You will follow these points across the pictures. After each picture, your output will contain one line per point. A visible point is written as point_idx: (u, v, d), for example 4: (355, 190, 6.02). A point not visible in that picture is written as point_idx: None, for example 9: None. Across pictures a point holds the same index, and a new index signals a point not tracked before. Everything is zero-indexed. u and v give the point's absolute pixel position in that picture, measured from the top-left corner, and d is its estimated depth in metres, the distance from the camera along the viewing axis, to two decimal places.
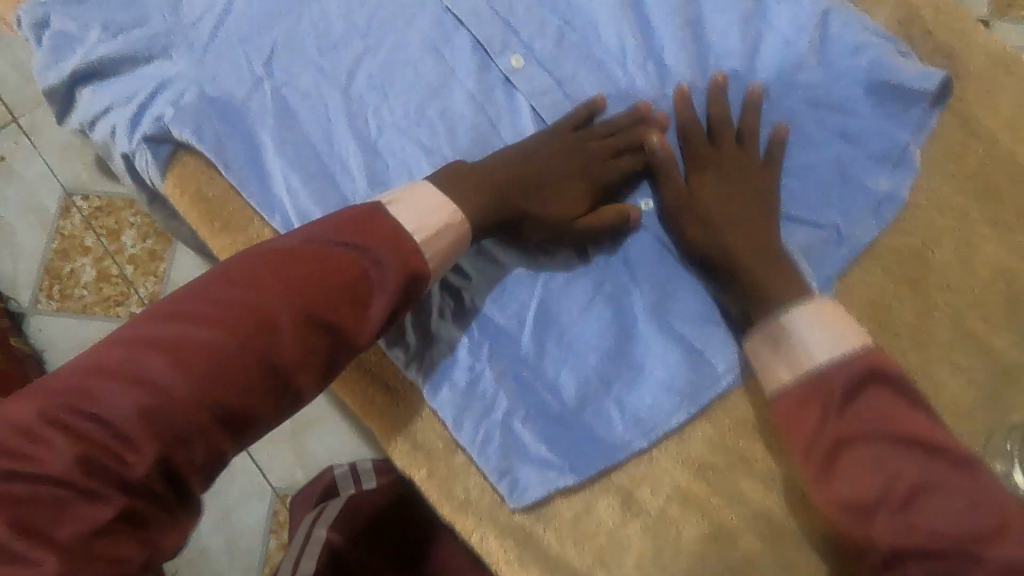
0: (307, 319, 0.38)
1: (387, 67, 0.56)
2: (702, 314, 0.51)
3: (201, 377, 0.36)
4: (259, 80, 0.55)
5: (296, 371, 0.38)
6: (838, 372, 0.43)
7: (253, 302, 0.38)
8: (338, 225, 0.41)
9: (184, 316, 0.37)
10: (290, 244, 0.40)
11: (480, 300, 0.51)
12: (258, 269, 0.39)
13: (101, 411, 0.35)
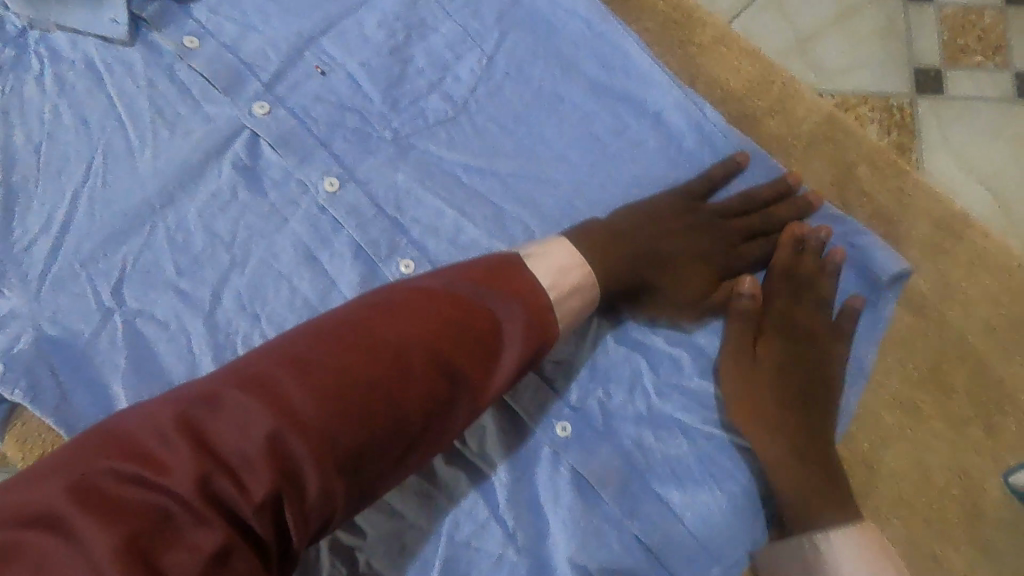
0: (443, 364, 0.34)
1: (260, 284, 0.49)
2: (631, 561, 0.45)
3: (286, 429, 0.30)
4: (110, 313, 0.48)
5: (383, 446, 0.32)
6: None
7: (405, 355, 0.33)
8: (451, 301, 0.35)
9: (278, 383, 0.31)
10: (518, 271, 0.37)
11: (379, 565, 0.45)
12: (429, 311, 0.34)
13: (165, 460, 0.29)
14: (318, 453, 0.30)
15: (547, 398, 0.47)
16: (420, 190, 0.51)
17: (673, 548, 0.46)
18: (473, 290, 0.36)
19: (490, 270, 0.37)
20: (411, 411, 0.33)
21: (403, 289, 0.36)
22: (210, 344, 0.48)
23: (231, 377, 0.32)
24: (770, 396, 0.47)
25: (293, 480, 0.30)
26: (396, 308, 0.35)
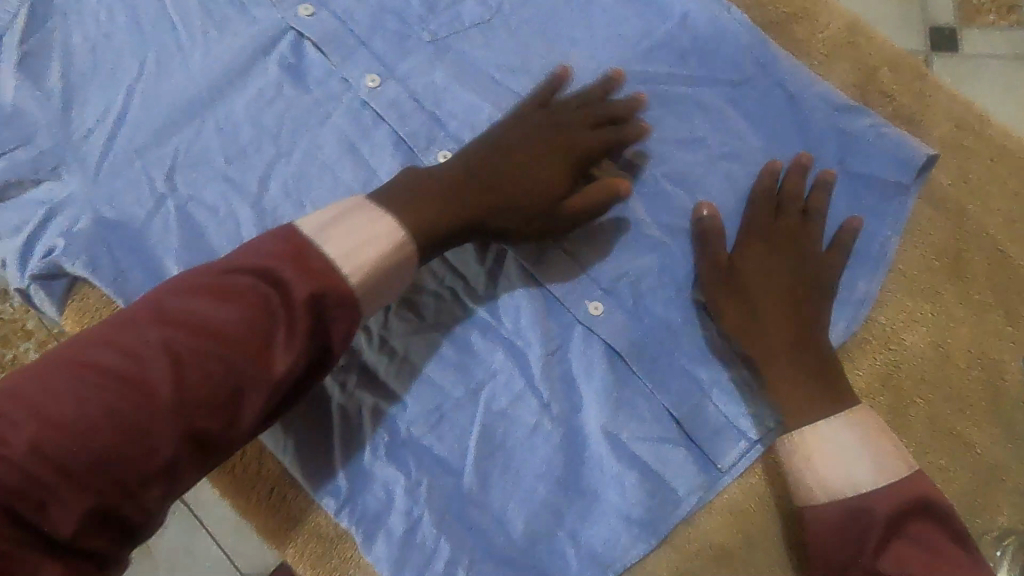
0: (207, 358, 0.35)
1: (304, 176, 0.52)
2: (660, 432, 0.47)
3: (129, 406, 0.33)
4: (164, 199, 0.50)
5: (167, 427, 0.34)
6: (881, 503, 0.41)
7: (155, 351, 0.34)
8: (224, 301, 0.36)
9: (71, 372, 0.34)
10: (294, 246, 0.38)
11: (418, 432, 0.47)
12: (178, 308, 0.36)
13: (25, 437, 0.32)
14: (172, 418, 0.34)
15: (579, 281, 0.49)
16: (457, 89, 0.53)
17: (701, 421, 0.47)
18: (234, 279, 0.37)
19: (258, 252, 0.37)
20: (212, 394, 0.35)
21: (178, 279, 0.38)
22: (259, 229, 0.50)
23: (106, 353, 0.34)
24: (771, 298, 0.47)
25: (129, 453, 0.33)
26: (198, 295, 0.36)
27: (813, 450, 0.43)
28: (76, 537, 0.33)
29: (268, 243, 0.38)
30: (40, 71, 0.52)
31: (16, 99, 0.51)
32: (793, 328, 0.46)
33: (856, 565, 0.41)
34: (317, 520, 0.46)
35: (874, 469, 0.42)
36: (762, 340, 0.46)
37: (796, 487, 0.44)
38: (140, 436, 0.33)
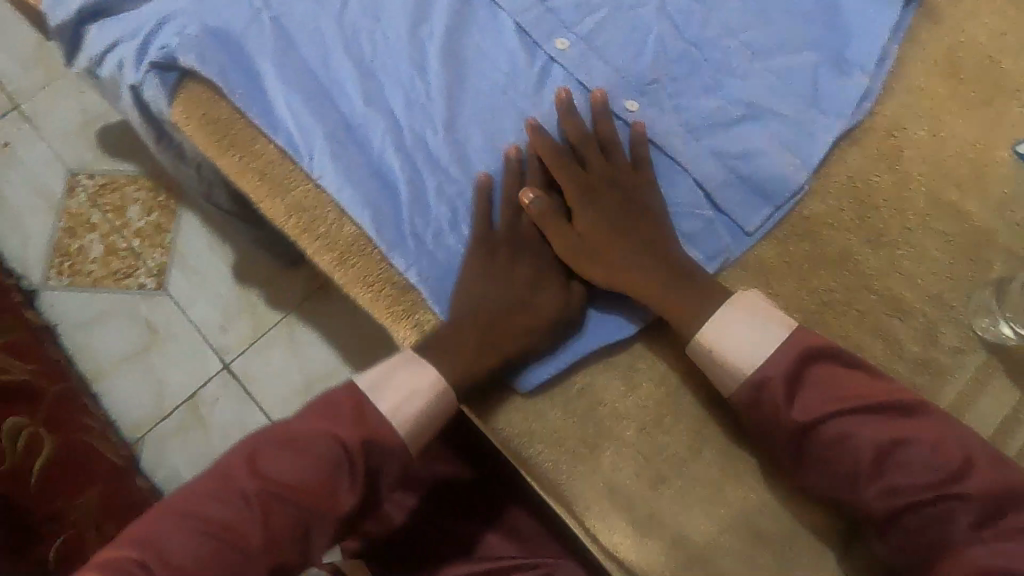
0: (328, 475, 0.44)
1: None
2: (690, 203, 0.54)
3: (260, 539, 0.43)
4: (257, 12, 0.57)
5: (303, 563, 0.45)
6: (776, 368, 0.46)
7: (293, 463, 0.45)
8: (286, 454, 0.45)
9: (230, 481, 0.44)
10: (411, 381, 0.48)
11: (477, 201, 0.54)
12: (304, 426, 0.46)
13: (206, 542, 0.42)
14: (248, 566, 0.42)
15: (617, 81, 0.57)
16: None
17: (728, 193, 0.54)
18: (334, 396, 0.48)
19: (354, 386, 0.48)
20: (322, 446, 0.45)
21: (300, 405, 0.48)
22: (340, 36, 0.57)
23: (251, 459, 0.45)
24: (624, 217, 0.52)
25: (286, 545, 0.43)
26: (305, 413, 0.47)
27: (705, 339, 0.48)
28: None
29: (376, 371, 0.48)
30: None
31: None
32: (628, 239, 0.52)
33: (783, 417, 0.45)
34: (387, 272, 0.53)
35: (766, 340, 0.46)
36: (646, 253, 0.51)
37: (714, 369, 0.48)
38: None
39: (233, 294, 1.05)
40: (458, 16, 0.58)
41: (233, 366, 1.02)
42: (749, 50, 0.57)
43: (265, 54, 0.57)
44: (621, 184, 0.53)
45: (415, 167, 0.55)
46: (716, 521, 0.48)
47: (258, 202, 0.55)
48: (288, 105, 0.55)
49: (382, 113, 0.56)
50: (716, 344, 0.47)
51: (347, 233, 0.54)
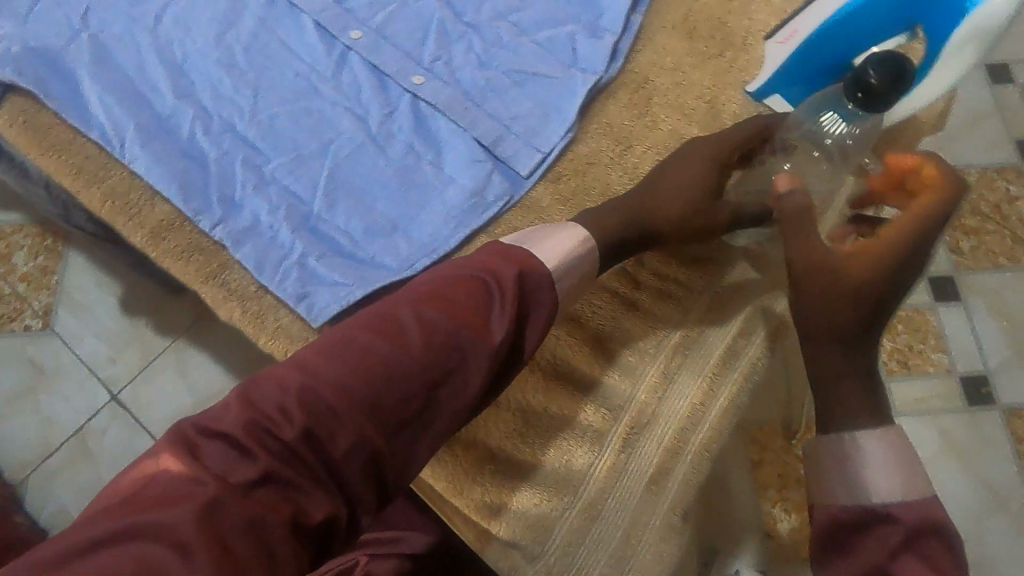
0: (440, 330, 0.40)
1: (188, 8, 0.66)
2: (472, 157, 0.61)
3: (371, 398, 0.37)
4: (78, 31, 0.64)
5: (402, 437, 0.38)
6: (907, 516, 0.39)
7: (412, 326, 0.40)
8: (376, 332, 0.39)
9: (349, 340, 0.39)
10: (523, 261, 0.44)
11: (281, 173, 0.60)
12: (441, 288, 0.42)
13: (287, 387, 0.36)
14: (364, 429, 0.36)
15: (403, 61, 0.64)
16: None
17: (503, 146, 0.61)
18: (459, 275, 0.43)
19: (499, 253, 0.45)
20: (461, 292, 0.41)
21: (427, 271, 0.44)
22: (153, 46, 0.64)
23: (361, 324, 0.40)
24: (840, 300, 0.43)
25: (380, 398, 0.37)
26: (431, 278, 0.43)
27: (854, 448, 0.41)
28: (342, 462, 0.35)
29: (494, 251, 0.45)
30: None
31: None
32: (832, 273, 0.43)
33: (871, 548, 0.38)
34: (195, 239, 0.58)
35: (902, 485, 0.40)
36: (811, 287, 0.44)
37: (839, 473, 0.41)
38: (377, 432, 0.37)
39: (121, 326, 1.07)
40: (262, 20, 0.66)
41: (121, 396, 1.03)
42: (518, 28, 0.66)
43: (81, 65, 0.63)
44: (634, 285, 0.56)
45: (224, 146, 0.60)
46: (502, 427, 0.52)
47: (77, 193, 0.60)
48: (103, 103, 0.61)
49: (192, 103, 0.62)
50: (851, 461, 0.41)
51: (159, 209, 0.59)
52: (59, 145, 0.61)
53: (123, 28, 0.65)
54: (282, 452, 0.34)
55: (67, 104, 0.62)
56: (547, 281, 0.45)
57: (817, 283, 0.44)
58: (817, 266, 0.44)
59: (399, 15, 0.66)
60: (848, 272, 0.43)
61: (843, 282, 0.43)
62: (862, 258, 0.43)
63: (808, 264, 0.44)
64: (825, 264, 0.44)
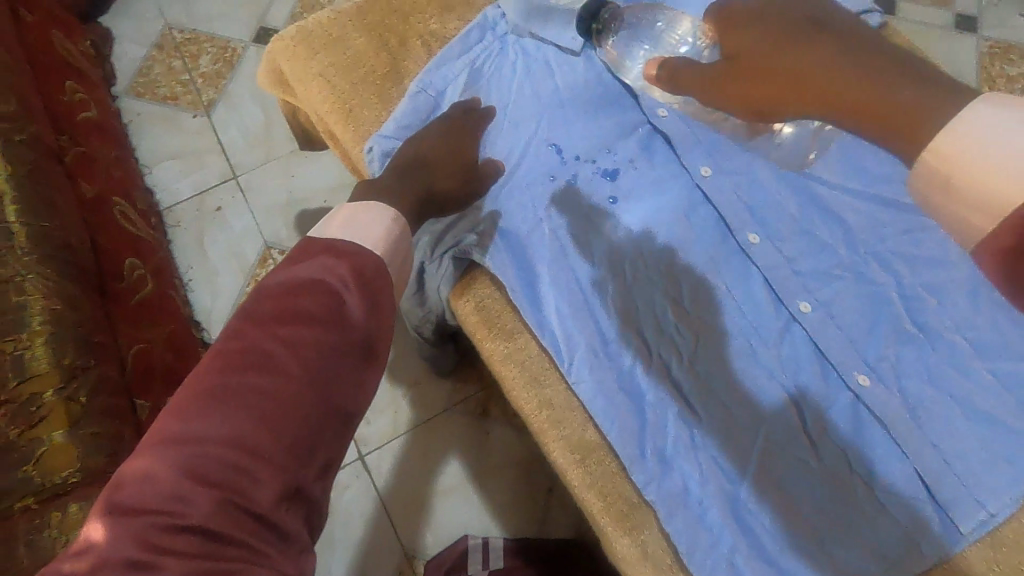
0: (308, 348, 0.47)
1: (642, 228, 0.68)
2: (909, 493, 0.58)
3: (271, 437, 0.44)
4: (542, 221, 0.68)
5: (320, 453, 0.47)
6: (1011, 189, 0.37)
7: (278, 355, 0.46)
8: (268, 364, 0.46)
9: (223, 385, 0.45)
10: (350, 264, 0.53)
11: (711, 439, 0.60)
12: (270, 317, 0.48)
13: (175, 469, 0.42)
14: (290, 449, 0.45)
15: (850, 354, 0.62)
16: (769, 185, 0.69)
17: (947, 491, 0.58)
18: (300, 281, 0.50)
19: (309, 257, 0.53)
20: (305, 302, 0.49)
21: (253, 297, 0.50)
22: (607, 257, 0.67)
23: (226, 357, 0.46)
24: (770, 21, 0.48)
25: (276, 430, 0.44)
26: (267, 302, 0.49)
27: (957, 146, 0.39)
28: (270, 502, 0.43)
29: (321, 257, 0.53)
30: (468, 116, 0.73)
31: None
32: (825, 62, 0.45)
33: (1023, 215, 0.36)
34: (621, 486, 0.59)
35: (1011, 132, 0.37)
36: (770, 97, 0.48)
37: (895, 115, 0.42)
38: (291, 466, 0.45)
39: (381, 388, 1.13)
40: (712, 262, 0.67)
41: (367, 458, 1.09)
42: (975, 349, 0.62)
43: (543, 262, 0.67)
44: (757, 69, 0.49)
45: (662, 394, 0.61)
46: None
47: (513, 390, 0.63)
48: (557, 310, 0.64)
49: (635, 333, 0.64)
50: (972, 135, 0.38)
51: (591, 439, 0.60)
52: (505, 336, 0.65)
53: (582, 230, 0.68)
54: (217, 504, 0.41)
55: (522, 300, 0.65)
56: (372, 261, 0.55)
57: (803, 75, 0.46)
58: (824, 58, 0.45)
59: (847, 295, 0.65)
60: (744, 69, 0.49)
61: (756, 20, 0.49)
62: (773, 8, 0.49)
63: (748, 57, 0.49)
64: (754, 20, 0.49)
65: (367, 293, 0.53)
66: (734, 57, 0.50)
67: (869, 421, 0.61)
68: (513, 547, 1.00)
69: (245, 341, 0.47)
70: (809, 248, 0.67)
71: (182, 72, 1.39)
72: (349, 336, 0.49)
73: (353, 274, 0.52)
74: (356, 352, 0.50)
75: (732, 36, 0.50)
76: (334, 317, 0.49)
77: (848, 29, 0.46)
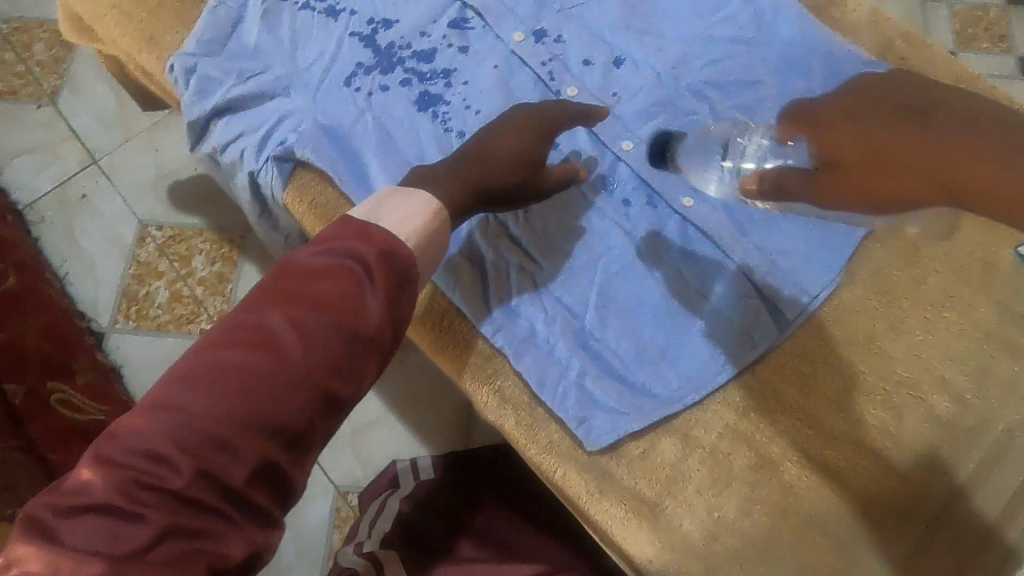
0: (314, 332, 0.41)
1: (468, 99, 0.69)
2: (743, 293, 0.61)
3: (265, 420, 0.39)
4: (362, 111, 0.68)
5: (310, 446, 0.42)
6: None
7: (283, 332, 0.41)
8: (273, 346, 0.40)
9: (225, 353, 0.40)
10: (380, 248, 0.45)
11: (553, 285, 0.62)
12: (286, 293, 0.42)
13: (168, 433, 0.38)
14: (281, 436, 0.40)
15: (673, 180, 0.65)
16: (579, 40, 0.71)
17: (772, 284, 0.61)
18: (324, 260, 0.44)
19: (339, 233, 0.46)
20: (329, 287, 0.42)
21: (278, 267, 0.44)
22: (434, 137, 0.67)
23: (238, 328, 0.41)
24: (873, 123, 0.49)
25: (266, 411, 0.39)
26: (288, 276, 0.43)
27: None
28: (245, 483, 0.38)
29: (352, 235, 0.46)
30: (274, 20, 0.71)
31: (257, 38, 0.70)
32: (947, 147, 0.42)
33: None
34: (473, 342, 0.61)
35: None
36: (897, 187, 0.45)
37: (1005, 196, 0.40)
38: (278, 446, 0.40)
39: None
40: None
41: None
42: None
43: (368, 149, 0.66)
44: (834, 171, 0.50)
45: (501, 249, 0.63)
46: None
47: None
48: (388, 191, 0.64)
49: None
50: None
51: (439, 306, 0.62)
52: None
53: (405, 115, 0.68)
54: (198, 476, 0.37)
55: (353, 189, 0.65)
56: (408, 256, 0.47)
57: (895, 162, 0.45)
58: (931, 152, 0.42)
59: (665, 129, 0.67)
60: (846, 163, 0.49)
61: (858, 122, 0.50)
62: (846, 113, 0.52)
63: (840, 156, 0.49)
64: (845, 126, 0.51)
65: (390, 282, 0.45)
66: (840, 167, 0.49)
67: (701, 238, 0.64)
68: (439, 461, 1.01)
69: (249, 315, 0.42)
70: (627, 92, 0.69)
71: (16, 63, 1.30)
72: (364, 327, 0.43)
73: (380, 260, 0.45)
74: (368, 351, 0.43)
75: (815, 135, 0.53)
76: (350, 305, 0.42)
77: (961, 110, 0.46)
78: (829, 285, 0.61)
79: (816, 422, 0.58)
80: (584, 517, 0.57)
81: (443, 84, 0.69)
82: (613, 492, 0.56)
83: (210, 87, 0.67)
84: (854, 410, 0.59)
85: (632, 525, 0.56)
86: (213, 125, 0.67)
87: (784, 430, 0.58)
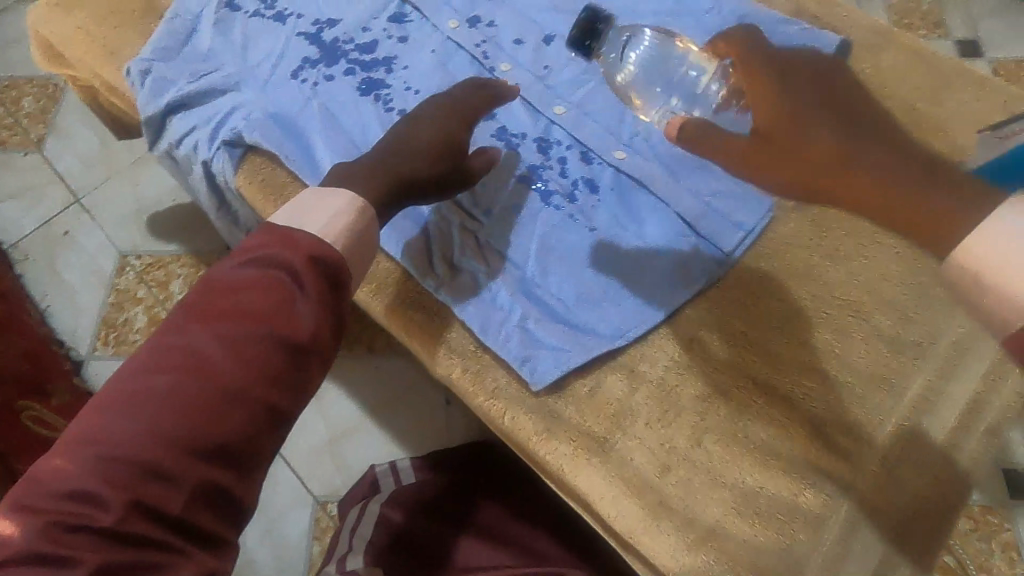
0: (242, 344, 0.41)
1: (407, 82, 0.73)
2: (679, 234, 0.63)
3: (200, 442, 0.39)
4: (308, 99, 0.72)
5: (253, 463, 0.41)
6: None
7: (209, 351, 0.41)
8: (198, 365, 0.40)
9: (151, 378, 0.40)
10: (303, 258, 0.46)
11: (494, 240, 0.63)
12: (210, 312, 0.42)
13: (96, 464, 0.37)
14: (218, 455, 0.39)
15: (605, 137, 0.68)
16: (510, 24, 0.75)
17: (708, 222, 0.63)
18: (244, 273, 0.44)
19: (263, 246, 0.46)
20: (250, 300, 0.42)
21: (198, 287, 0.44)
22: (376, 116, 0.71)
23: (163, 352, 0.41)
24: (809, 103, 0.46)
25: (200, 430, 0.39)
26: (210, 296, 0.43)
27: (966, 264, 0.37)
28: (184, 508, 0.38)
29: (276, 245, 0.46)
30: (226, 27, 0.76)
31: (210, 43, 0.75)
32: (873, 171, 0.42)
33: None
34: (419, 300, 0.62)
35: None
36: (812, 174, 0.44)
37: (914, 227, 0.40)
38: (217, 466, 0.39)
39: None
40: None
41: None
42: None
43: (314, 131, 0.70)
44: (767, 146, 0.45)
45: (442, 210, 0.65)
46: (720, 503, 0.53)
47: None
48: (333, 166, 0.67)
49: None
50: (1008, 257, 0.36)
51: (384, 269, 0.63)
52: (295, 206, 0.68)
53: (349, 99, 0.72)
54: (133, 506, 0.36)
55: (300, 167, 0.68)
56: (336, 262, 0.47)
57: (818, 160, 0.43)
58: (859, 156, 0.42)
59: (596, 93, 0.71)
60: (787, 136, 0.44)
61: (846, 102, 0.47)
62: (806, 80, 0.48)
63: (775, 124, 0.45)
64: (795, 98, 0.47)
65: (317, 291, 0.45)
66: (766, 133, 0.45)
67: (636, 186, 0.66)
68: (423, 463, 0.96)
69: (172, 338, 0.42)
70: (557, 65, 0.73)
71: (5, 117, 1.37)
72: (298, 337, 0.42)
73: (304, 268, 0.45)
74: (301, 359, 0.43)
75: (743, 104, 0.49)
76: (276, 316, 0.42)
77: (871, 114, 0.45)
78: (763, 218, 0.63)
79: (761, 350, 0.58)
80: (536, 459, 0.57)
81: (384, 70, 0.73)
82: (561, 431, 0.56)
83: (166, 88, 0.72)
84: (800, 336, 0.59)
85: (583, 461, 0.55)
86: (169, 122, 0.72)
87: (730, 360, 0.58)
